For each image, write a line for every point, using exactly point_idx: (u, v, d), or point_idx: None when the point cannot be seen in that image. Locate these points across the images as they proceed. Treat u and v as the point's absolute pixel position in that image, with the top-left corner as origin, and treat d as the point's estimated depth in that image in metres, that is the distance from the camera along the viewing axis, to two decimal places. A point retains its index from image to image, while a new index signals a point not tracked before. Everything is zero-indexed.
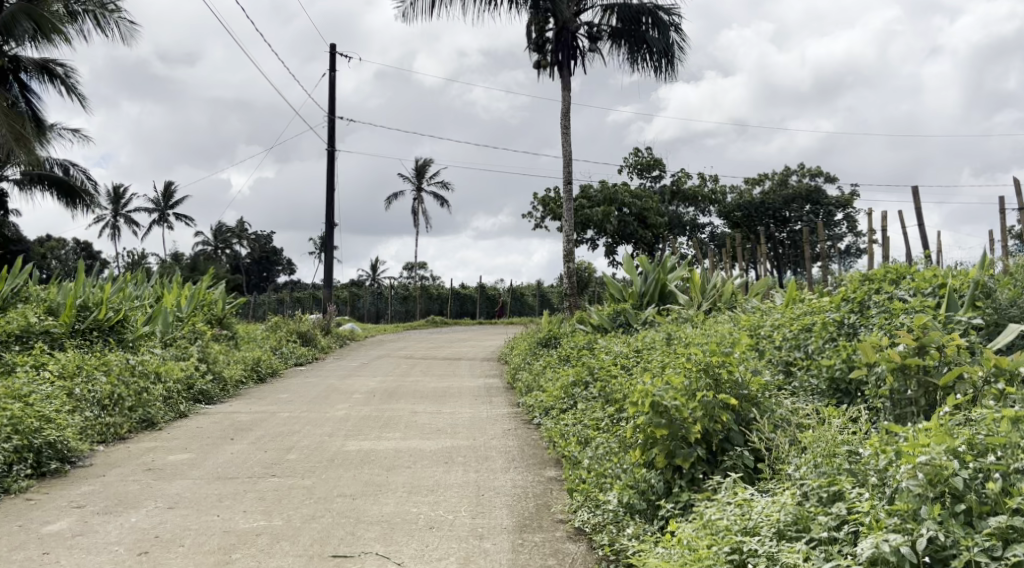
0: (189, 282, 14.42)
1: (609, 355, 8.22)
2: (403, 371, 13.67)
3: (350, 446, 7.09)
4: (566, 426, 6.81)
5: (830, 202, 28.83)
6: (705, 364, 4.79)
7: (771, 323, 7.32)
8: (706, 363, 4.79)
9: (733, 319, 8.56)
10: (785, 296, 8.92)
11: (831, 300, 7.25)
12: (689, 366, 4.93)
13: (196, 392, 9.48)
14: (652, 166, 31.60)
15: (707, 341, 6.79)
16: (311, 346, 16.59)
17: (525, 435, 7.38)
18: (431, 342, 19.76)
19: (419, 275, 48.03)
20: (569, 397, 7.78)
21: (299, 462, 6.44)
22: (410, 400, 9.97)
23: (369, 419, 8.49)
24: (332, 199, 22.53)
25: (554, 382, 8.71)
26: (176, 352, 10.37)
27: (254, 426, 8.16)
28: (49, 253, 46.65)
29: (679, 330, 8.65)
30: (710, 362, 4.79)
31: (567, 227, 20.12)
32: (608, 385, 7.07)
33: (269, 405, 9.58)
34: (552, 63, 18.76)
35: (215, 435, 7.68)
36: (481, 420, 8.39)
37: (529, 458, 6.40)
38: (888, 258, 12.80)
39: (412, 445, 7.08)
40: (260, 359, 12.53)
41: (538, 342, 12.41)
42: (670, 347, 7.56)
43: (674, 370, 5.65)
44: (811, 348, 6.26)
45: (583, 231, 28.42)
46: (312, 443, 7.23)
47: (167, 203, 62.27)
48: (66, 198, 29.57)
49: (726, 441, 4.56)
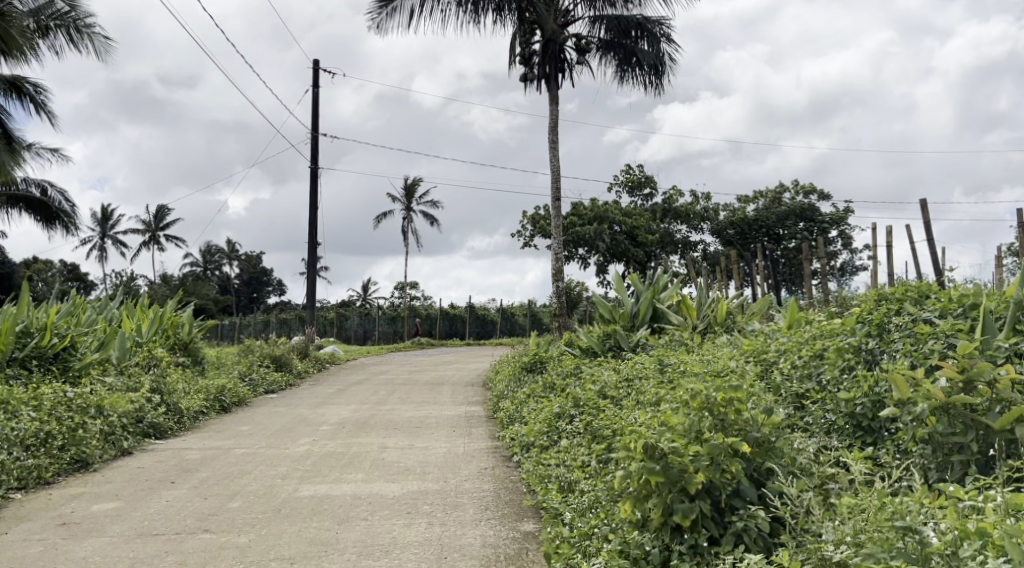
0: (154, 305, 13.58)
1: (596, 384, 7.41)
2: (380, 398, 12.86)
3: (302, 491, 6.27)
4: (548, 467, 6.01)
5: (824, 219, 28.26)
6: (709, 404, 4.00)
7: (778, 347, 6.57)
8: (712, 402, 4.01)
9: (733, 343, 7.79)
10: (789, 317, 8.18)
11: (843, 321, 6.51)
12: (689, 403, 4.14)
13: (144, 427, 8.66)
14: (643, 184, 30.96)
15: (707, 369, 6.02)
16: (286, 370, 15.77)
17: (502, 476, 6.57)
18: (414, 365, 18.94)
19: (410, 295, 47.27)
20: (551, 432, 6.97)
21: (239, 513, 5.61)
22: (381, 433, 9.13)
23: (331, 457, 7.66)
24: (314, 217, 21.76)
25: (538, 413, 7.89)
26: (126, 382, 9.53)
27: (201, 466, 7.33)
28: (34, 275, 45.79)
29: (675, 354, 7.87)
30: (714, 400, 4.01)
31: (555, 244, 19.36)
32: (595, 420, 6.27)
33: (224, 440, 8.75)
34: (539, 76, 18.06)
35: (155, 477, 6.86)
36: (456, 456, 7.58)
37: (504, 506, 5.58)
38: (893, 276, 12.08)
39: (374, 489, 6.27)
40: (225, 388, 11.70)
41: (523, 367, 11.59)
42: (664, 375, 6.79)
43: (670, 406, 4.87)
44: (826, 379, 5.52)
45: (574, 249, 27.70)
46: (260, 488, 6.41)
47: (156, 224, 61.45)
48: (43, 218, 28.70)
49: (735, 497, 3.77)
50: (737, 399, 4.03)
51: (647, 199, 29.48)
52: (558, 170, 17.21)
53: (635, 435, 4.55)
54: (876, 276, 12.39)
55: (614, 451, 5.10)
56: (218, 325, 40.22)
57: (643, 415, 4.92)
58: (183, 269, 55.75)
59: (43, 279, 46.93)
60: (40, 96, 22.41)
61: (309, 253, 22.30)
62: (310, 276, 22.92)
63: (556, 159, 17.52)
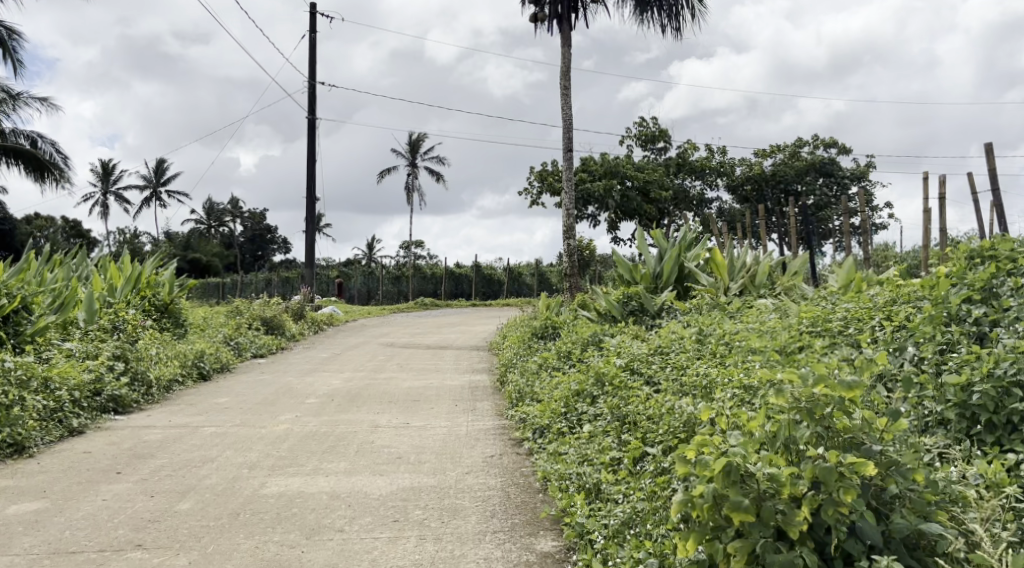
0: (130, 262, 12.45)
1: (622, 356, 6.31)
2: (378, 364, 11.78)
3: (270, 488, 5.19)
4: (569, 461, 4.95)
5: (844, 175, 27.02)
6: (810, 405, 2.89)
7: (849, 314, 5.45)
8: (814, 403, 2.90)
9: (781, 308, 6.69)
10: (846, 278, 7.03)
11: (928, 282, 5.39)
12: (777, 402, 3.04)
13: (103, 400, 7.61)
14: (656, 137, 29.56)
15: (767, 344, 4.93)
16: (277, 333, 14.71)
17: (513, 467, 5.49)
18: (417, 327, 17.88)
19: (416, 254, 46.19)
20: (570, 413, 5.89)
21: (186, 519, 4.53)
22: (373, 408, 8.02)
23: (311, 440, 6.58)
24: (311, 170, 20.56)
25: (553, 389, 6.76)
26: (84, 348, 8.45)
27: (159, 449, 6.27)
28: (35, 232, 44.74)
29: (712, 322, 6.77)
30: (816, 400, 2.90)
31: (566, 199, 18.10)
32: (627, 405, 5.18)
33: (193, 417, 7.66)
34: (550, 15, 16.61)
35: (100, 464, 5.77)
36: (456, 439, 6.50)
37: (515, 514, 4.49)
38: (943, 233, 10.87)
39: (357, 486, 5.17)
40: (205, 353, 10.62)
41: (534, 333, 10.46)
42: (705, 347, 5.72)
43: (745, 402, 3.79)
44: (920, 353, 4.37)
45: (584, 206, 26.39)
46: (221, 481, 5.32)
47: (159, 180, 60.25)
48: (31, 172, 27.45)
49: (851, 538, 2.68)
50: (850, 401, 2.94)
51: (660, 153, 28.07)
52: (570, 120, 15.92)
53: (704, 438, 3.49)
54: (926, 235, 11.16)
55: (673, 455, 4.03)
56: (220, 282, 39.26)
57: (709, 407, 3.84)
58: (185, 227, 54.68)
59: (44, 235, 45.90)
60: (15, 41, 21.07)
61: (308, 207, 21.15)
62: (309, 232, 21.77)
63: (568, 107, 16.20)
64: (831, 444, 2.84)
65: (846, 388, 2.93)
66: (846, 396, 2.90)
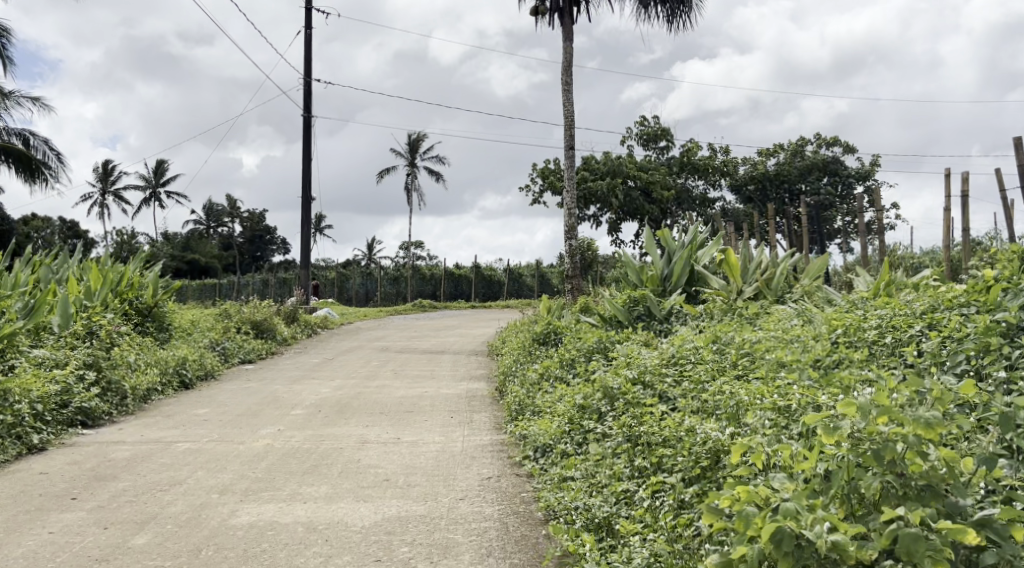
0: (112, 263, 11.89)
1: (631, 367, 5.72)
2: (371, 370, 11.22)
3: (240, 517, 4.63)
4: (575, 489, 4.41)
5: (850, 174, 26.41)
6: (883, 447, 2.44)
7: (885, 323, 4.89)
8: (883, 444, 2.45)
9: (806, 316, 6.13)
10: (876, 284, 6.43)
11: (977, 286, 4.82)
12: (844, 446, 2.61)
13: (71, 413, 7.06)
14: (658, 136, 29.01)
15: (796, 358, 4.40)
16: (268, 336, 14.15)
17: (512, 493, 4.92)
18: (414, 330, 17.36)
19: (416, 255, 45.61)
20: (574, 433, 5.33)
21: (139, 558, 3.97)
22: (361, 421, 7.46)
23: (292, 459, 6.02)
24: (307, 169, 20.02)
25: (558, 402, 6.17)
26: (52, 356, 7.89)
27: (124, 468, 5.71)
28: (33, 233, 44.18)
29: (732, 330, 6.20)
30: (890, 443, 2.45)
31: (567, 199, 17.53)
32: (639, 426, 4.64)
33: (168, 432, 7.11)
34: (551, 9, 16.05)
35: (56, 487, 5.21)
36: (451, 457, 5.94)
37: (514, 553, 3.93)
38: (966, 234, 10.27)
39: (337, 516, 4.60)
40: (188, 359, 10.07)
41: (534, 339, 9.90)
42: (725, 360, 5.16)
43: (782, 433, 3.29)
44: (977, 370, 3.84)
45: (585, 207, 25.84)
46: (187, 510, 4.76)
47: (158, 180, 59.70)
48: (22, 171, 26.91)
49: None
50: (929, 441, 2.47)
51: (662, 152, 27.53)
52: (571, 117, 15.36)
53: (741, 478, 3.08)
54: (947, 235, 10.57)
55: (696, 491, 3.54)
56: (217, 283, 38.68)
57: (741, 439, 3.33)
58: (183, 228, 54.11)
59: (42, 236, 45.37)
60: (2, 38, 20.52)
61: (304, 208, 20.63)
62: (304, 232, 21.23)
63: (570, 104, 15.63)
64: (903, 498, 2.41)
65: (927, 427, 2.43)
66: (924, 436, 2.44)
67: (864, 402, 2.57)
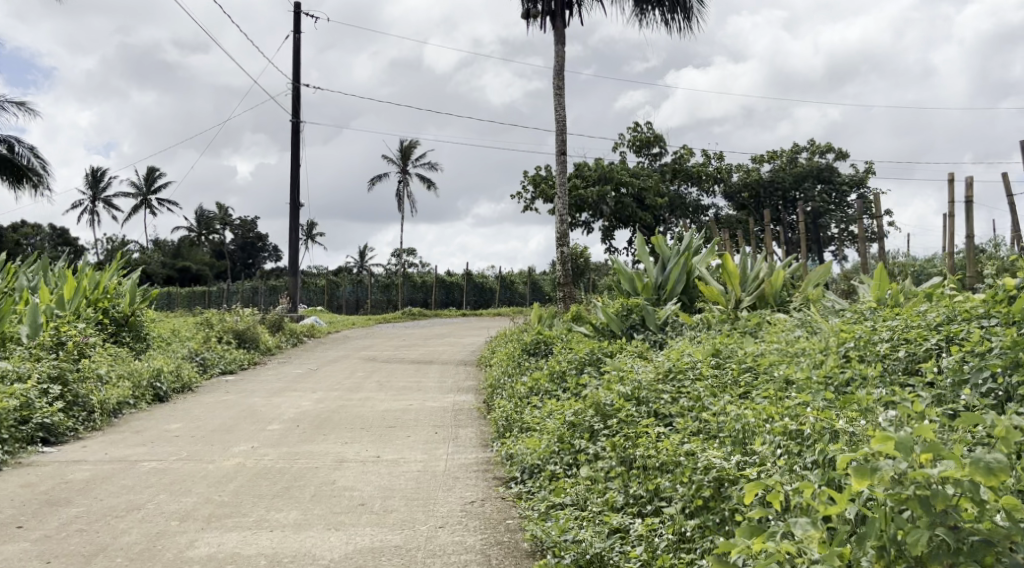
0: (87, 272, 11.47)
1: (625, 383, 5.32)
2: (355, 382, 10.82)
3: (198, 549, 4.23)
4: (566, 515, 4.05)
5: (843, 181, 26.14)
6: (937, 495, 2.18)
7: (899, 335, 4.53)
8: (934, 493, 2.19)
9: (810, 329, 5.75)
10: (885, 293, 6.04)
11: (999, 297, 4.47)
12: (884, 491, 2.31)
13: (31, 431, 6.64)
14: (652, 143, 28.72)
15: (805, 374, 4.02)
16: (251, 346, 13.73)
17: (496, 520, 4.52)
18: (402, 339, 16.98)
19: (408, 262, 45.20)
20: (565, 454, 4.95)
21: None
22: (340, 437, 7.06)
23: (262, 481, 5.61)
24: (294, 175, 19.63)
25: (548, 419, 5.77)
26: (14, 368, 7.47)
27: (81, 491, 5.31)
28: (21, 240, 43.64)
29: (732, 342, 5.81)
30: (942, 495, 2.18)
31: (559, 205, 17.20)
32: (634, 449, 4.26)
33: (135, 450, 6.69)
34: (544, 12, 15.72)
35: (3, 514, 4.80)
36: (432, 479, 5.53)
37: None
38: (969, 241, 9.93)
39: (304, 547, 4.20)
40: (164, 370, 9.65)
41: (524, 349, 9.52)
42: (725, 376, 4.79)
43: (797, 464, 2.92)
44: (1007, 388, 3.49)
45: (578, 213, 25.50)
46: (141, 540, 4.36)
47: (149, 186, 59.22)
48: (8, 178, 26.45)
49: None
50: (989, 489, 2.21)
51: (655, 159, 27.23)
52: (563, 122, 15.03)
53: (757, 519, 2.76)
54: (951, 242, 10.21)
55: (699, 525, 3.20)
56: (206, 291, 38.18)
57: (752, 471, 2.97)
58: (173, 235, 53.60)
59: (30, 244, 44.81)
60: None
61: (292, 214, 20.25)
62: (292, 238, 20.83)
63: (562, 109, 15.30)
64: (954, 555, 2.14)
65: (989, 473, 2.16)
66: (982, 483, 2.18)
67: (907, 438, 2.30)
